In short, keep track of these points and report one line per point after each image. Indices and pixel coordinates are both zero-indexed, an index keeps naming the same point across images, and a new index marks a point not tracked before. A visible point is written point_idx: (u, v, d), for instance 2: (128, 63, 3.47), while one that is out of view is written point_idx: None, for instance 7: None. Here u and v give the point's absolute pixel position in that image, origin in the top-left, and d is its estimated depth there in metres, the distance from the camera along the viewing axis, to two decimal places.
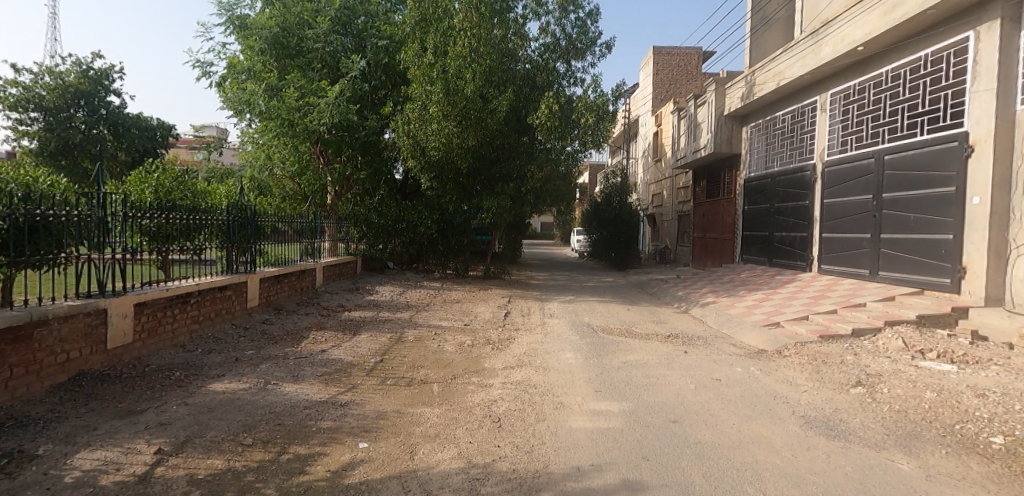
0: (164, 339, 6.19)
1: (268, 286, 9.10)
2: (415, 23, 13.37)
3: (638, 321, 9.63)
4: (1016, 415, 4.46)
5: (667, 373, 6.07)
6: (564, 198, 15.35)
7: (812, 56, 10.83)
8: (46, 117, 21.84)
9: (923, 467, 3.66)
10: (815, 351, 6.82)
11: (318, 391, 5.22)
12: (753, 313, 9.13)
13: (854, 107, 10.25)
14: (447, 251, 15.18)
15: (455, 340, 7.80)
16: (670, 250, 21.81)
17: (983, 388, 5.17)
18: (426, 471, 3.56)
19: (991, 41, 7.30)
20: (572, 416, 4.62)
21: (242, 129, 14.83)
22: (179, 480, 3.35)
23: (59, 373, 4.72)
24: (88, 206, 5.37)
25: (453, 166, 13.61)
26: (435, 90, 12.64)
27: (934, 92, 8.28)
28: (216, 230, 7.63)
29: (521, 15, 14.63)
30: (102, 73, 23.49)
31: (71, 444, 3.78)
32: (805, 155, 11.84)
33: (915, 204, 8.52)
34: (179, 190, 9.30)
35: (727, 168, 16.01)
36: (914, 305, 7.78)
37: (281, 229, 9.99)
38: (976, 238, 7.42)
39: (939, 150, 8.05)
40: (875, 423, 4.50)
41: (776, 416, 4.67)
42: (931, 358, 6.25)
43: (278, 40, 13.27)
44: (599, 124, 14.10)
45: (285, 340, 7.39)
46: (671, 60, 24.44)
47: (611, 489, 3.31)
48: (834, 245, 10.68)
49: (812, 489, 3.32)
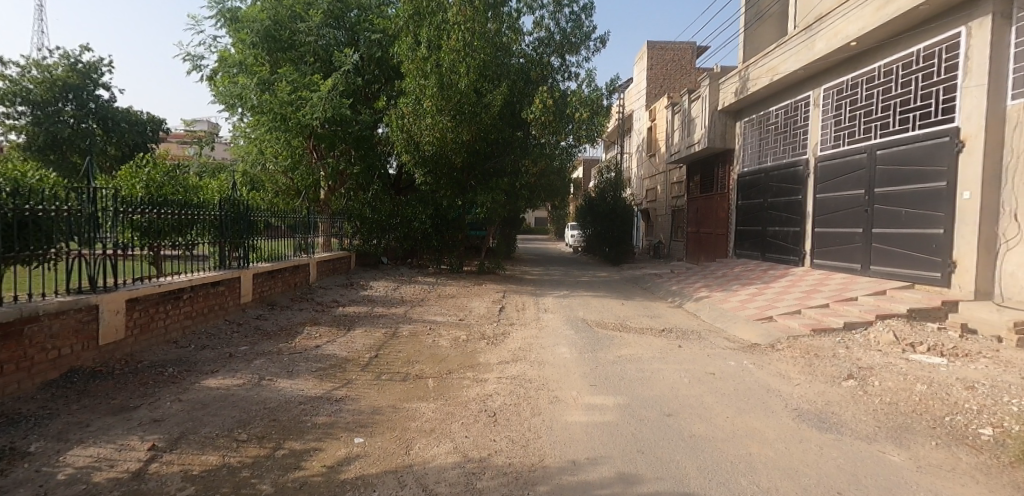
0: (156, 335, 6.14)
1: (262, 282, 9.02)
2: (409, 16, 13.25)
3: (632, 315, 9.67)
4: (1005, 407, 4.52)
5: (662, 367, 6.10)
6: (558, 193, 15.39)
7: (805, 52, 10.87)
8: (34, 111, 21.54)
9: (913, 459, 3.70)
10: (808, 345, 6.86)
11: (313, 387, 5.20)
12: (746, 307, 9.18)
13: (847, 102, 10.29)
14: (443, 246, 14.98)
15: (449, 335, 7.80)
16: (663, 244, 21.77)
17: (972, 380, 5.23)
18: (422, 465, 3.57)
19: (982, 36, 7.35)
20: (568, 411, 4.62)
21: (234, 123, 14.73)
22: (173, 477, 3.34)
23: (50, 370, 4.67)
24: (77, 202, 5.30)
25: (447, 161, 13.56)
26: (429, 84, 12.61)
27: (926, 88, 8.33)
28: (207, 226, 7.58)
29: (516, 9, 14.54)
30: (90, 66, 23.23)
31: (64, 441, 3.75)
32: (799, 150, 11.88)
33: (907, 198, 8.57)
34: (170, 184, 9.22)
35: (721, 163, 16.06)
36: (904, 299, 7.85)
37: (274, 225, 9.93)
38: (967, 232, 7.49)
39: (931, 145, 8.10)
40: (866, 415, 4.55)
41: (770, 409, 4.70)
42: (922, 352, 6.31)
43: (270, 33, 13.08)
44: (593, 119, 14.07)
45: (279, 336, 7.35)
46: (665, 55, 24.51)
47: (607, 482, 3.33)
48: (827, 240, 10.73)
49: (804, 481, 3.35)
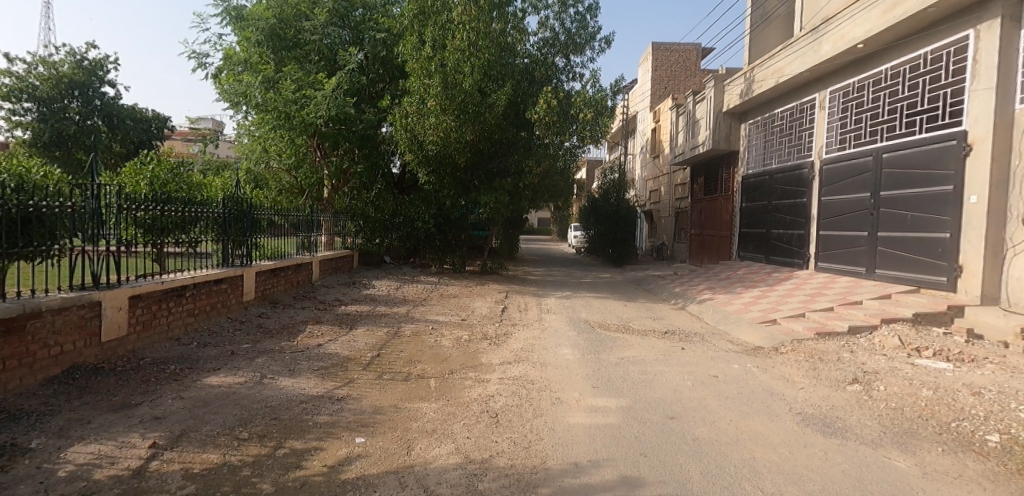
0: (158, 332, 6.13)
1: (265, 280, 9.02)
2: (414, 16, 13.25)
3: (635, 317, 9.62)
4: (1011, 413, 4.47)
5: (665, 369, 6.07)
6: (563, 193, 15.37)
7: (812, 54, 10.80)
8: (40, 108, 21.67)
9: (919, 465, 3.66)
10: (812, 349, 6.82)
11: (314, 386, 5.19)
12: (750, 310, 9.13)
13: (853, 104, 10.24)
14: (445, 246, 15.07)
15: (451, 335, 7.78)
16: (666, 246, 21.73)
17: (978, 386, 5.18)
18: (424, 466, 3.54)
19: (990, 39, 7.30)
20: (570, 412, 4.60)
21: (238, 121, 14.73)
22: (174, 475, 3.32)
23: (52, 366, 4.67)
24: (81, 198, 5.30)
25: (450, 160, 13.56)
26: (433, 83, 12.57)
27: (934, 91, 8.28)
28: (211, 224, 7.62)
29: (521, 9, 14.48)
30: (96, 63, 23.35)
31: (65, 437, 3.75)
32: (804, 152, 11.81)
33: (913, 202, 8.52)
34: (174, 182, 9.21)
35: (725, 165, 16.00)
36: (910, 303, 7.80)
37: (277, 223, 9.95)
38: (973, 236, 7.44)
39: (938, 149, 8.04)
40: (871, 420, 4.51)
41: (774, 413, 4.67)
42: (927, 356, 6.26)
43: (275, 32, 13.12)
44: (597, 120, 14.09)
45: (281, 334, 7.35)
46: (670, 56, 24.48)
47: (609, 485, 3.30)
48: (832, 243, 10.68)
49: (809, 486, 3.32)
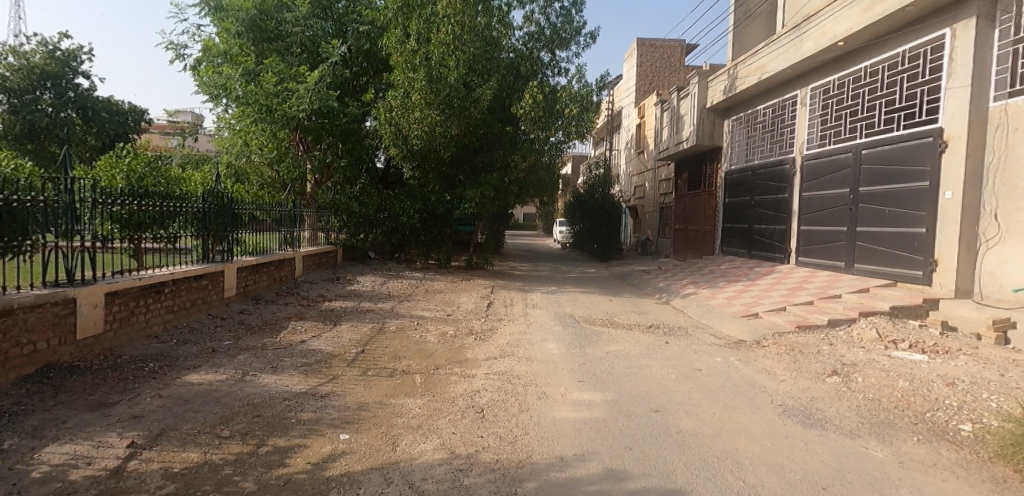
0: (137, 329, 6.01)
1: (246, 276, 8.87)
2: (398, 9, 13.03)
3: (619, 311, 9.69)
4: (984, 403, 4.59)
5: (648, 363, 6.13)
6: (548, 190, 15.25)
7: (793, 51, 10.93)
8: (10, 99, 20.92)
9: (896, 454, 3.74)
10: (793, 342, 6.94)
11: (297, 382, 5.14)
12: (733, 304, 9.24)
13: (833, 102, 10.39)
14: (430, 241, 15.05)
15: (436, 330, 7.76)
16: (651, 241, 21.91)
17: (952, 377, 5.31)
18: (409, 462, 3.53)
19: (967, 38, 7.44)
20: (555, 406, 4.62)
21: (218, 115, 14.38)
22: (153, 474, 3.26)
23: (25, 365, 4.55)
24: (55, 192, 5.17)
25: (435, 155, 13.44)
26: (417, 77, 12.46)
27: (912, 88, 8.42)
28: (190, 219, 7.47)
29: (506, 4, 14.35)
30: (69, 54, 22.78)
31: (38, 437, 3.66)
32: (786, 149, 11.97)
33: (891, 197, 8.69)
34: (151, 176, 9.02)
35: (707, 161, 16.21)
36: (887, 297, 7.97)
37: (259, 218, 9.80)
38: (948, 231, 7.61)
39: (914, 146, 8.21)
40: (849, 411, 4.59)
41: (756, 405, 4.74)
42: (904, 348, 6.41)
43: (255, 22, 12.84)
44: (583, 115, 14.01)
45: (263, 330, 7.26)
46: (654, 52, 24.61)
47: (595, 479, 3.32)
48: (813, 238, 10.85)
49: (790, 476, 3.37)
